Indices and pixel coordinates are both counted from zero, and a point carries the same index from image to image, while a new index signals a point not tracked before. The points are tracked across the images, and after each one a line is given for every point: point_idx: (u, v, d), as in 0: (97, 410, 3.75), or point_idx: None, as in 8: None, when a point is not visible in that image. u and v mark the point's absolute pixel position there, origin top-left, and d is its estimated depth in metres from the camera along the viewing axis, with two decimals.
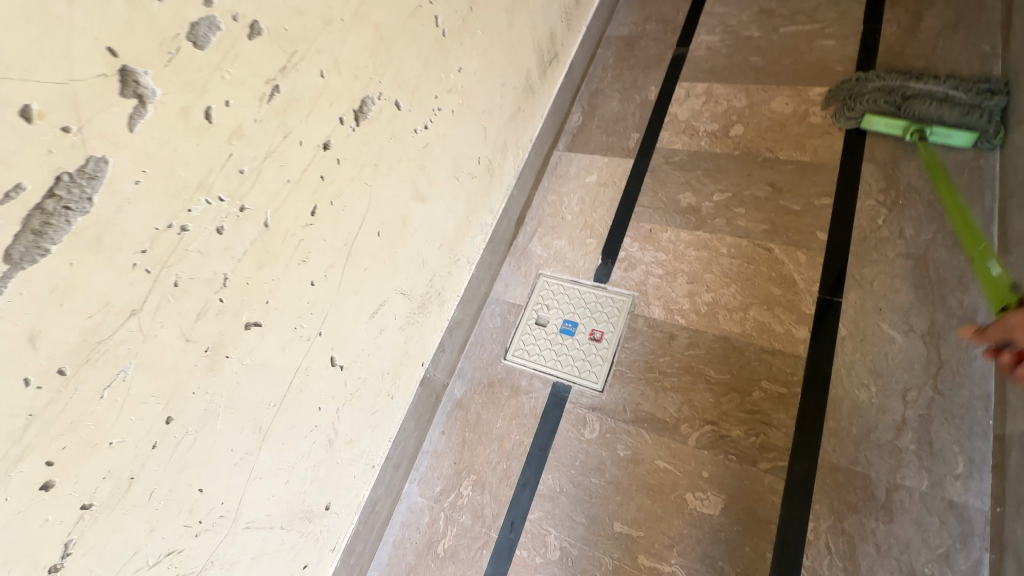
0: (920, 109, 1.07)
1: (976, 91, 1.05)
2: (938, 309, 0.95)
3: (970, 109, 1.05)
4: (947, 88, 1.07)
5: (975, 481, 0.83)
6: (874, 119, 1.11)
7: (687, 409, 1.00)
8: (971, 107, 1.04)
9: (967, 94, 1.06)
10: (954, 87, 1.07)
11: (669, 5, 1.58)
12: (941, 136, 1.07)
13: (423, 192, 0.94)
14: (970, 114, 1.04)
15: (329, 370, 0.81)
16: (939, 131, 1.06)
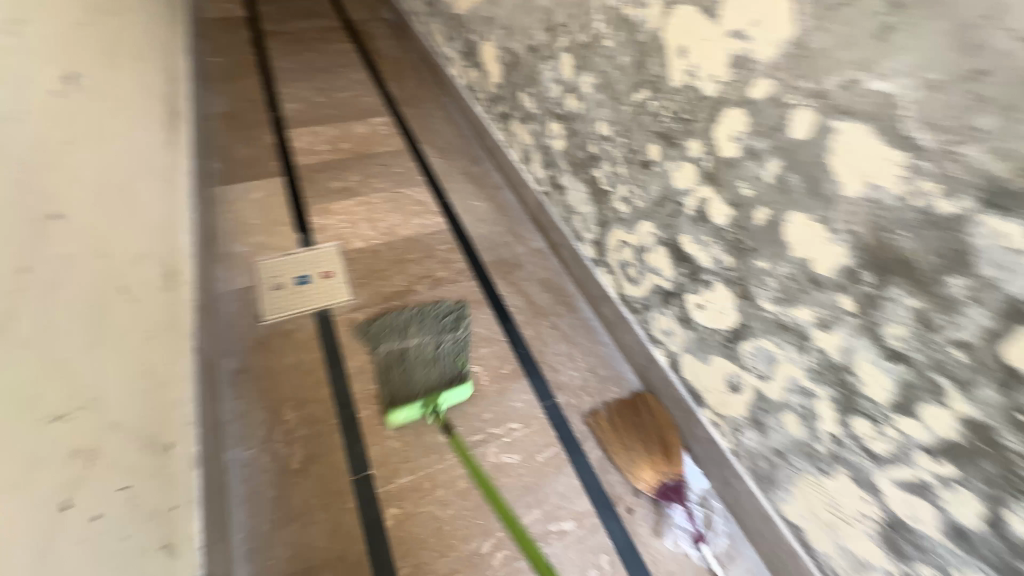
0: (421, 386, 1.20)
1: (450, 334, 1.33)
2: (486, 187, 1.83)
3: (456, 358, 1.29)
4: (431, 341, 1.30)
5: (537, 237, 1.66)
6: (394, 416, 1.14)
7: (410, 278, 1.49)
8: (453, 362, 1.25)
9: (448, 344, 1.31)
10: (423, 328, 1.33)
11: (249, 92, 2.11)
12: (451, 400, 1.19)
13: (133, 171, 1.08)
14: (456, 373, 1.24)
15: (122, 297, 0.85)
16: (444, 397, 1.18)
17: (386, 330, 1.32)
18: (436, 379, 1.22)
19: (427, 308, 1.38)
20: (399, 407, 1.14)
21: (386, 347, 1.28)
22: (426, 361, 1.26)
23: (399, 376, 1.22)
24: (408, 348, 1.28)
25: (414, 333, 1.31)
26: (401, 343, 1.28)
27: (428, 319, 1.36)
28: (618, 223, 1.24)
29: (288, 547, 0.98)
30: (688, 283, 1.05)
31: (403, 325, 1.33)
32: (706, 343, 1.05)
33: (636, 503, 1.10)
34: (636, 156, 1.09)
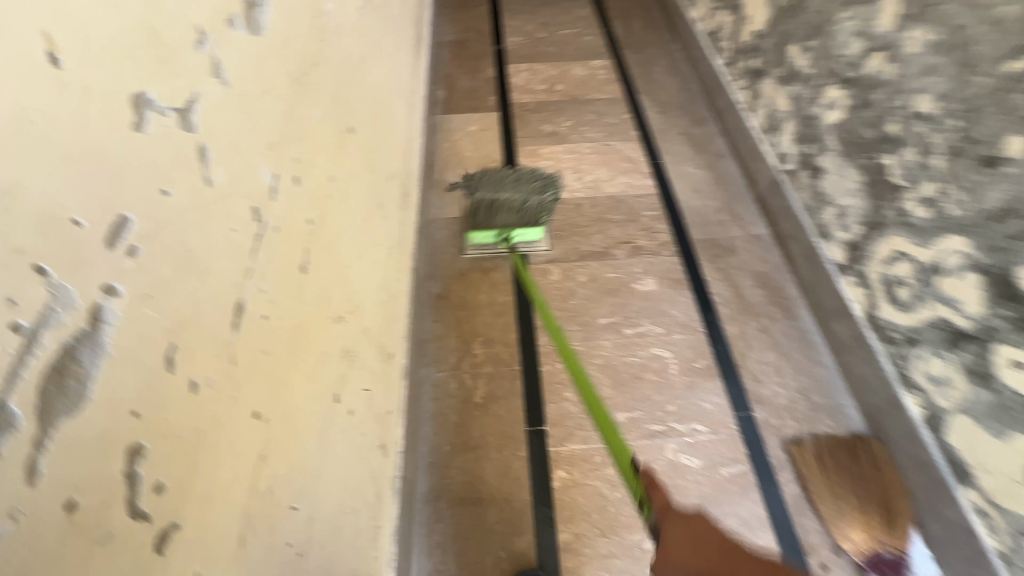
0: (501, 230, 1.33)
1: (536, 199, 1.37)
2: (705, 153, 1.62)
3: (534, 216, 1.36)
4: (518, 198, 1.37)
5: (760, 221, 1.43)
6: (476, 236, 1.34)
7: (609, 240, 1.40)
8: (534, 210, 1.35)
9: (528, 196, 1.37)
10: (518, 183, 1.40)
11: (477, 22, 2.14)
12: (523, 237, 1.34)
13: (393, 91, 1.15)
14: (531, 217, 1.35)
15: (378, 212, 0.92)
16: (518, 232, 1.34)
17: (487, 179, 1.41)
18: (515, 215, 1.35)
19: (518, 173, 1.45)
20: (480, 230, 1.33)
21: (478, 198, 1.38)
22: (512, 213, 1.36)
23: (482, 214, 1.36)
24: (499, 200, 1.37)
25: (508, 187, 1.39)
26: (491, 196, 1.37)
27: (523, 180, 1.41)
28: (902, 229, 0.97)
29: (464, 472, 1.04)
30: (1010, 332, 0.79)
31: (500, 177, 1.41)
32: (1010, 413, 0.79)
33: (834, 561, 0.94)
34: (974, 148, 0.82)
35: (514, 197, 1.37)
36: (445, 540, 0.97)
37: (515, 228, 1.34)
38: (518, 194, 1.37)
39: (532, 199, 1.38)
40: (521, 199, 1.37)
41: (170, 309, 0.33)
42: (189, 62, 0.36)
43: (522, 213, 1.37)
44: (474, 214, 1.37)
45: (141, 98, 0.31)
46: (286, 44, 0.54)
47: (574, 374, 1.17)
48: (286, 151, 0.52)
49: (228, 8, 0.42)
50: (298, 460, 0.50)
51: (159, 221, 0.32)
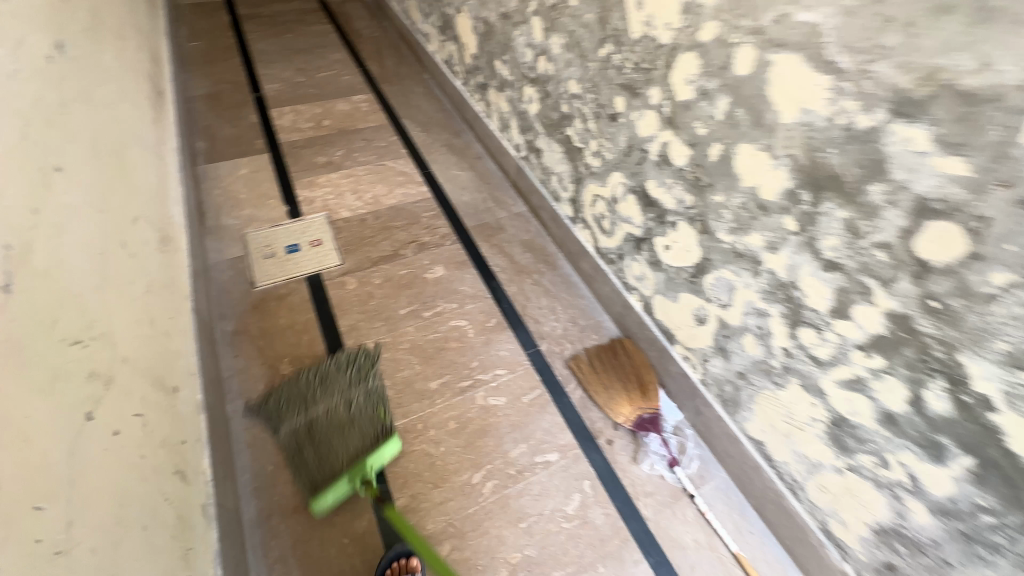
0: (330, 447, 1.05)
1: (359, 386, 1.16)
2: (467, 158, 1.88)
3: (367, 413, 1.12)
4: (341, 402, 1.11)
5: (518, 202, 1.73)
6: (321, 501, 0.99)
7: (397, 243, 1.55)
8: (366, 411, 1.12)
9: (347, 388, 1.15)
10: (330, 375, 1.17)
11: (230, 74, 2.14)
12: (377, 459, 1.04)
13: (124, 140, 1.13)
14: (356, 406, 1.12)
15: (122, 250, 0.91)
16: (373, 461, 1.04)
17: (290, 397, 1.12)
18: (357, 436, 1.08)
19: (334, 370, 1.18)
20: (324, 492, 0.99)
21: (289, 425, 1.08)
22: (343, 428, 1.08)
23: (310, 446, 1.06)
24: (315, 415, 1.09)
25: (319, 397, 1.12)
26: (305, 414, 1.09)
27: (333, 374, 1.17)
28: (592, 178, 1.30)
29: (292, 484, 1.05)
30: (656, 227, 1.12)
31: (303, 391, 1.13)
32: (674, 282, 1.12)
33: (615, 435, 1.19)
34: (604, 111, 1.16)
35: (336, 402, 1.11)
36: (286, 552, 0.97)
37: (365, 454, 1.05)
38: (336, 394, 1.13)
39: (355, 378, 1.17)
40: (347, 393, 1.14)
41: None
42: None
43: (346, 406, 1.11)
44: (308, 471, 1.03)
45: None
46: None
47: (385, 363, 1.26)
48: None
49: None
50: (37, 461, 0.51)
51: None
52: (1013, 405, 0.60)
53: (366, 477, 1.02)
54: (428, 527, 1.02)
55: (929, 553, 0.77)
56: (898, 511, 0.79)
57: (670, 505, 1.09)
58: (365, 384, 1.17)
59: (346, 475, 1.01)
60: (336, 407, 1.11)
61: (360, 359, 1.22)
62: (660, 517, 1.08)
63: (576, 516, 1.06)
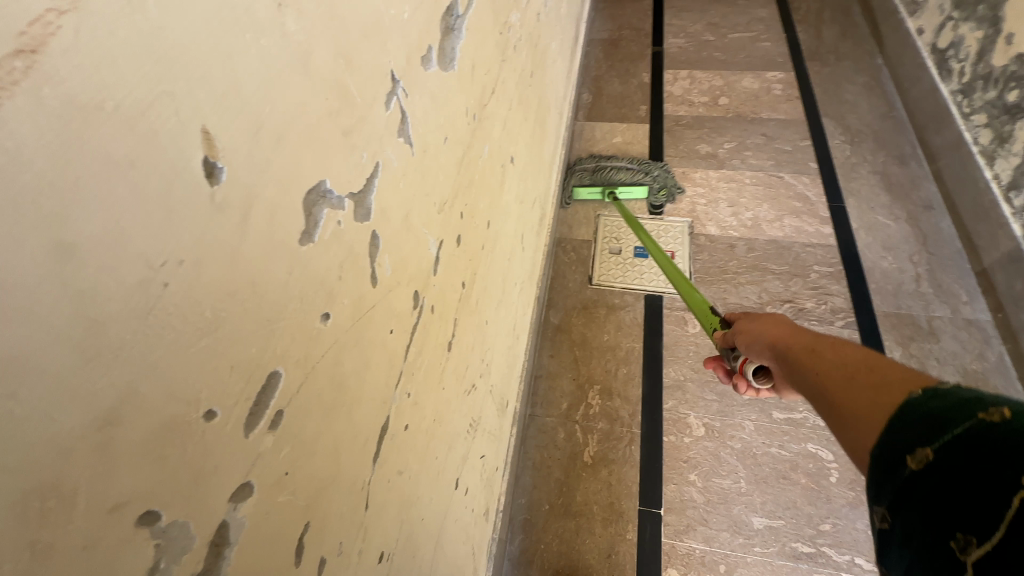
0: (606, 175, 1.37)
1: (650, 169, 1.36)
2: (906, 202, 1.30)
3: (641, 174, 1.35)
4: (624, 162, 1.37)
5: (977, 303, 1.12)
6: (580, 190, 1.37)
7: (766, 295, 1.18)
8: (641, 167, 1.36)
9: (638, 162, 1.38)
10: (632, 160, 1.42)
11: (635, 19, 1.94)
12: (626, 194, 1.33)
13: (548, 102, 1.03)
14: (640, 174, 1.35)
15: (519, 245, 0.81)
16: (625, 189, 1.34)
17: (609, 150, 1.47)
18: (624, 175, 1.36)
19: (634, 160, 1.39)
20: (584, 185, 1.35)
21: (581, 162, 1.41)
22: (618, 167, 1.37)
23: (590, 163, 1.39)
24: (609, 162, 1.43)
25: (613, 159, 1.39)
26: (596, 161, 1.40)
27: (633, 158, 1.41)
28: None
29: (561, 542, 0.93)
30: None
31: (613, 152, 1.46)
32: None
33: None
34: None
35: (622, 163, 1.38)
36: None
37: (623, 182, 1.35)
38: (629, 164, 1.38)
39: (643, 166, 1.37)
40: (633, 169, 1.37)
41: (306, 475, 0.24)
42: (375, 124, 0.27)
43: (633, 171, 1.36)
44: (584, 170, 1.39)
45: (315, 192, 0.22)
46: (473, 73, 0.44)
47: (704, 453, 0.99)
48: (454, 207, 0.43)
49: (426, 38, 0.33)
50: None
51: (314, 363, 0.23)
52: None
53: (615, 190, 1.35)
54: None
55: None
56: None
57: None
58: (654, 165, 1.37)
59: (602, 186, 1.35)
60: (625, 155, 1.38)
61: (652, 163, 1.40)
62: None
63: None
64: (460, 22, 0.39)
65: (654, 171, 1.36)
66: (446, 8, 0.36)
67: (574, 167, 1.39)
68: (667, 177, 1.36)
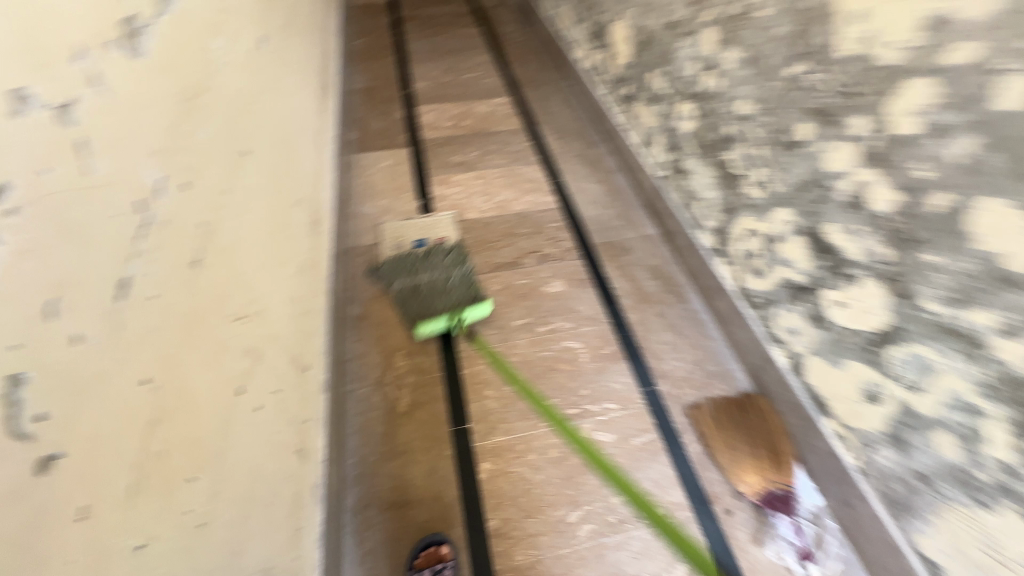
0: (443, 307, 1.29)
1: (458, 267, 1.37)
2: (599, 170, 1.81)
3: (460, 279, 1.35)
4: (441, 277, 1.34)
5: (650, 223, 1.62)
6: (427, 327, 1.24)
7: (519, 251, 1.52)
8: (461, 283, 1.33)
9: (455, 275, 1.36)
10: (432, 259, 1.40)
11: (385, 71, 2.29)
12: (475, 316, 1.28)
13: (295, 127, 1.23)
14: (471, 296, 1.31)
15: (282, 230, 0.97)
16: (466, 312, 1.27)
17: (400, 272, 1.37)
18: (454, 297, 1.31)
19: (431, 258, 1.40)
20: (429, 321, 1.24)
21: (400, 292, 1.33)
22: (441, 291, 1.32)
23: (416, 300, 1.30)
24: (421, 284, 1.34)
25: (424, 273, 1.35)
26: (411, 280, 1.34)
27: (433, 258, 1.40)
28: (749, 210, 1.15)
29: (391, 479, 1.07)
30: (827, 277, 0.95)
31: (410, 263, 1.39)
32: (840, 345, 0.95)
33: (735, 506, 1.04)
34: (780, 137, 1.01)
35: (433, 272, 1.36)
36: (376, 546, 0.99)
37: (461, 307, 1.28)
38: (450, 281, 1.33)
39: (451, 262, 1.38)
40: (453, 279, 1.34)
41: (44, 263, 0.37)
42: (67, 69, 0.43)
43: (448, 282, 1.33)
44: (412, 309, 1.29)
45: (21, 92, 0.37)
46: (169, 68, 0.61)
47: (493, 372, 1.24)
48: (171, 159, 0.58)
49: (104, 31, 0.49)
50: (196, 437, 0.54)
51: (37, 195, 0.38)
52: None
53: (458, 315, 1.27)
54: (516, 558, 0.98)
55: None
56: None
57: None
58: (444, 250, 1.41)
59: (445, 316, 1.25)
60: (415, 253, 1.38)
61: (445, 255, 1.40)
62: None
63: None
64: (143, 29, 0.56)
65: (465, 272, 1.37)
66: (123, 16, 0.53)
67: (411, 325, 1.29)
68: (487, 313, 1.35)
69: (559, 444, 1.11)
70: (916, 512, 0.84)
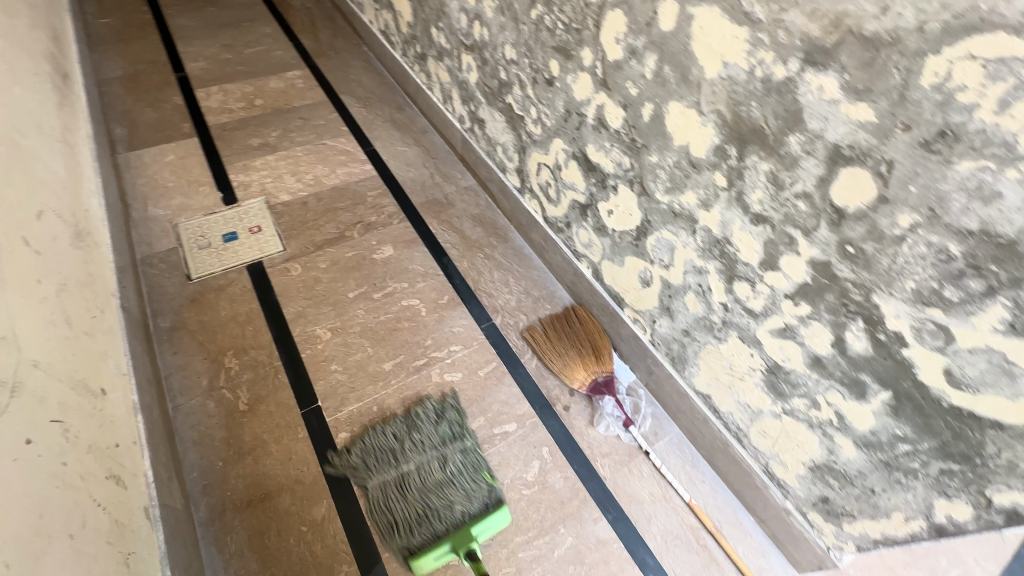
0: (443, 516, 0.98)
1: (455, 445, 1.08)
2: (412, 133, 1.82)
3: (473, 484, 1.04)
4: (433, 461, 1.05)
5: (467, 176, 1.69)
6: (423, 560, 0.93)
7: (342, 225, 1.49)
8: (471, 485, 1.03)
9: (454, 461, 1.06)
10: (422, 442, 1.08)
11: (147, 53, 1.98)
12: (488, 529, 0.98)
13: (18, 127, 1.03)
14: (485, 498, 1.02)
15: (23, 246, 0.84)
16: (477, 525, 0.97)
17: (374, 454, 1.05)
18: (463, 507, 1.00)
19: (413, 428, 1.09)
20: (426, 551, 0.93)
21: (379, 480, 1.03)
22: (439, 489, 1.02)
23: (408, 508, 0.99)
24: (409, 478, 1.03)
25: (409, 453, 1.06)
26: (396, 470, 1.03)
27: (417, 428, 1.09)
28: (536, 146, 1.28)
29: (244, 478, 1.03)
30: (599, 192, 1.12)
31: (391, 444, 1.06)
32: (619, 246, 1.13)
33: (571, 401, 1.21)
34: (540, 75, 1.13)
35: (424, 458, 1.06)
36: (241, 546, 0.96)
37: (468, 516, 0.99)
38: (445, 472, 1.04)
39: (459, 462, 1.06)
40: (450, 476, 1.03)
41: None
42: None
43: (456, 483, 1.03)
44: (397, 515, 0.99)
45: None
46: None
47: (335, 347, 1.23)
48: None
49: None
50: None
51: None
52: (920, 339, 0.64)
53: (464, 525, 0.97)
54: None
55: (857, 484, 0.82)
56: (829, 447, 0.83)
57: (626, 463, 1.13)
58: (439, 421, 1.11)
59: (449, 542, 0.95)
60: (396, 426, 1.08)
61: (444, 433, 1.09)
62: (617, 474, 1.11)
63: (536, 482, 1.09)
64: None
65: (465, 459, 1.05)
66: None
67: (377, 503, 1.00)
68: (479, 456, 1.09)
69: (411, 395, 1.17)
70: (688, 361, 1.06)
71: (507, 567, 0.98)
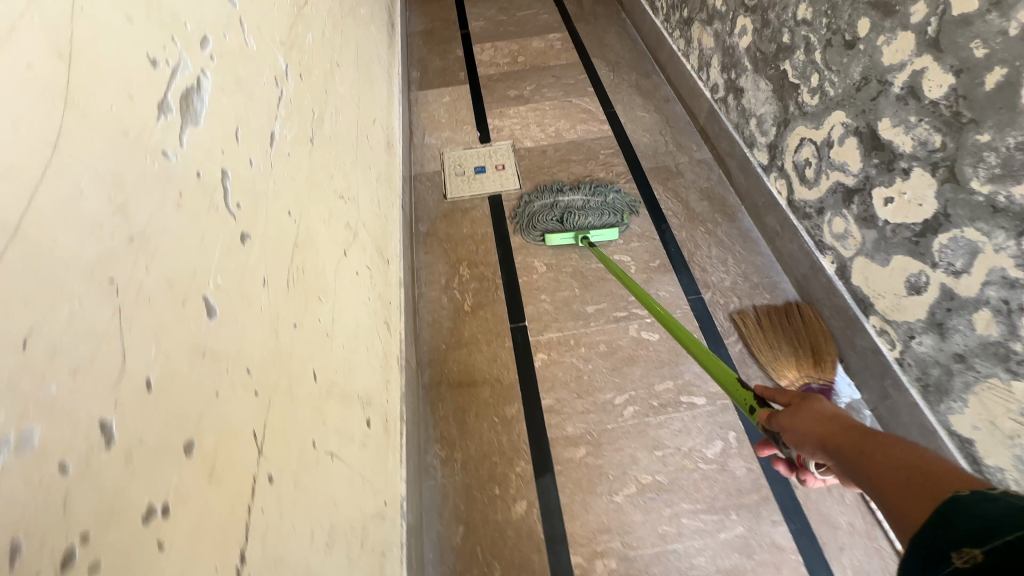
0: (578, 223, 1.40)
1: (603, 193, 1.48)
2: (654, 100, 1.82)
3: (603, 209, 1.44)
4: (583, 195, 1.47)
5: (703, 149, 1.63)
6: (553, 238, 1.39)
7: (572, 175, 1.60)
8: (603, 208, 1.44)
9: (588, 190, 1.48)
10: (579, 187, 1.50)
11: (443, 13, 2.36)
12: (598, 236, 1.39)
13: (369, 55, 1.36)
14: (606, 215, 1.43)
15: (365, 140, 1.11)
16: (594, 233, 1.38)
17: (541, 191, 1.50)
18: (590, 216, 1.41)
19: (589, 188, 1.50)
20: (556, 231, 1.39)
21: (539, 198, 1.48)
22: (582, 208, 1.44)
23: (553, 213, 1.44)
24: (561, 199, 1.47)
25: (568, 192, 1.49)
26: (552, 195, 1.49)
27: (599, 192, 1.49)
28: (803, 119, 1.16)
29: (458, 364, 1.23)
30: (879, 175, 0.97)
31: (554, 188, 1.50)
32: (887, 242, 0.98)
33: None
34: (838, 37, 1.01)
35: (579, 197, 1.47)
36: (447, 414, 1.16)
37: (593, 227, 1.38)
38: (584, 197, 1.47)
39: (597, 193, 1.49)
40: (591, 199, 1.47)
41: (230, 101, 0.51)
42: None
43: (596, 208, 1.44)
44: (547, 217, 1.43)
45: None
46: None
47: (548, 280, 1.35)
48: (292, 53, 0.72)
49: None
50: (320, 270, 0.70)
51: (224, 51, 0.51)
52: None
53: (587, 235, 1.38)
54: (567, 429, 1.11)
55: None
56: None
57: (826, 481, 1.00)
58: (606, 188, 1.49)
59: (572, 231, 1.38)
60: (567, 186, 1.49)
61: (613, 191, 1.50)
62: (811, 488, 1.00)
63: (715, 461, 1.05)
64: None
65: (608, 195, 1.48)
66: None
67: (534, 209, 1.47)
68: (623, 197, 1.49)
69: (607, 341, 1.22)
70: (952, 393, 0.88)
71: (667, 525, 0.98)
